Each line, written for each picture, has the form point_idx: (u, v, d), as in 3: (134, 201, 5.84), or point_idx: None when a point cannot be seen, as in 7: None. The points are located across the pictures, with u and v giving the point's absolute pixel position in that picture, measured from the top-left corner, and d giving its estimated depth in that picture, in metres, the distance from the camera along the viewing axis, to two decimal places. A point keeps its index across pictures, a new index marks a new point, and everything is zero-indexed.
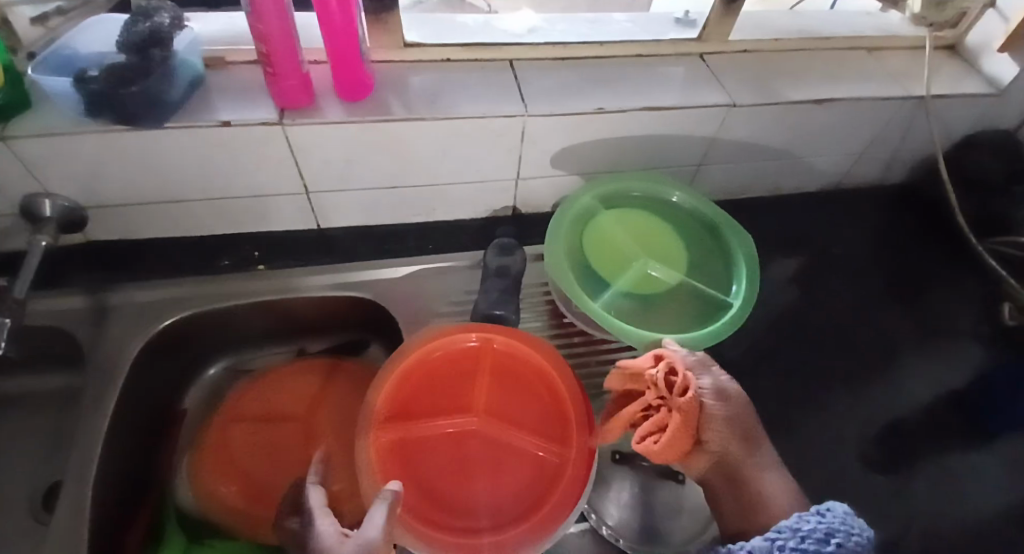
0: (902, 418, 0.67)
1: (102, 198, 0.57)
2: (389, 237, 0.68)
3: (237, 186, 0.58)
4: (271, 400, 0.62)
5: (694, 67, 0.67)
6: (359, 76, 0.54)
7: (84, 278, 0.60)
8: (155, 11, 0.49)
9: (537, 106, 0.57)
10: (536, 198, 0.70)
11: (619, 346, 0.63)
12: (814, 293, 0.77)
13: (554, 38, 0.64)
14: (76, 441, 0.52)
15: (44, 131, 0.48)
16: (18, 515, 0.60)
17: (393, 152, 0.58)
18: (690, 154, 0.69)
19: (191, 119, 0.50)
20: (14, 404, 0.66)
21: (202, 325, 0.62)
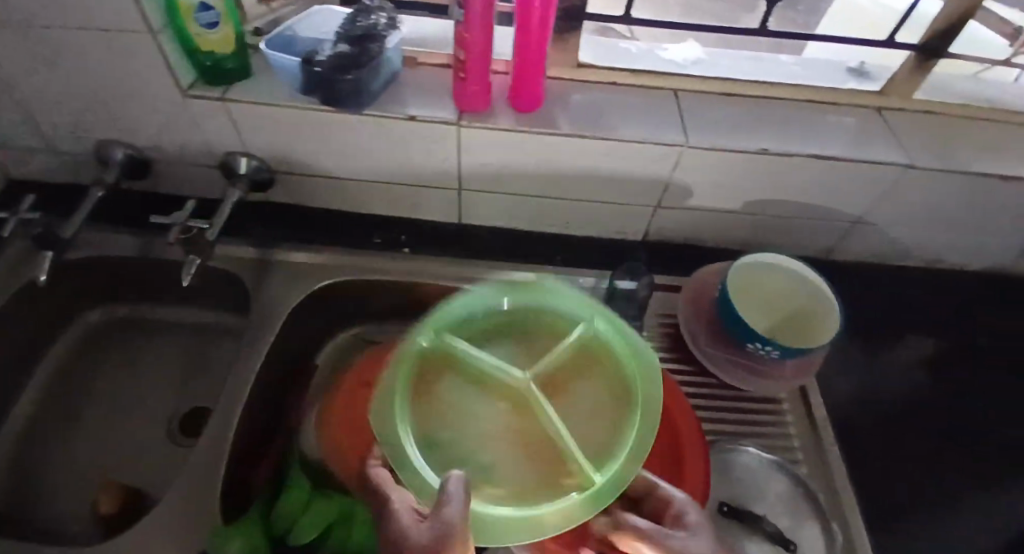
0: None
1: (288, 166, 0.63)
2: (519, 242, 0.71)
3: (399, 172, 0.63)
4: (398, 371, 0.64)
5: (869, 121, 0.64)
6: (536, 90, 0.56)
7: (258, 233, 0.68)
8: (373, 11, 0.56)
9: (698, 138, 0.57)
10: (672, 229, 0.69)
11: (751, 397, 0.59)
12: (963, 375, 0.68)
13: (721, 73, 0.63)
14: (232, 376, 0.58)
15: (266, 101, 0.55)
16: (159, 429, 0.68)
17: (547, 164, 0.60)
18: (846, 209, 0.65)
19: (384, 110, 0.56)
20: (173, 330, 0.75)
21: (345, 293, 0.67)
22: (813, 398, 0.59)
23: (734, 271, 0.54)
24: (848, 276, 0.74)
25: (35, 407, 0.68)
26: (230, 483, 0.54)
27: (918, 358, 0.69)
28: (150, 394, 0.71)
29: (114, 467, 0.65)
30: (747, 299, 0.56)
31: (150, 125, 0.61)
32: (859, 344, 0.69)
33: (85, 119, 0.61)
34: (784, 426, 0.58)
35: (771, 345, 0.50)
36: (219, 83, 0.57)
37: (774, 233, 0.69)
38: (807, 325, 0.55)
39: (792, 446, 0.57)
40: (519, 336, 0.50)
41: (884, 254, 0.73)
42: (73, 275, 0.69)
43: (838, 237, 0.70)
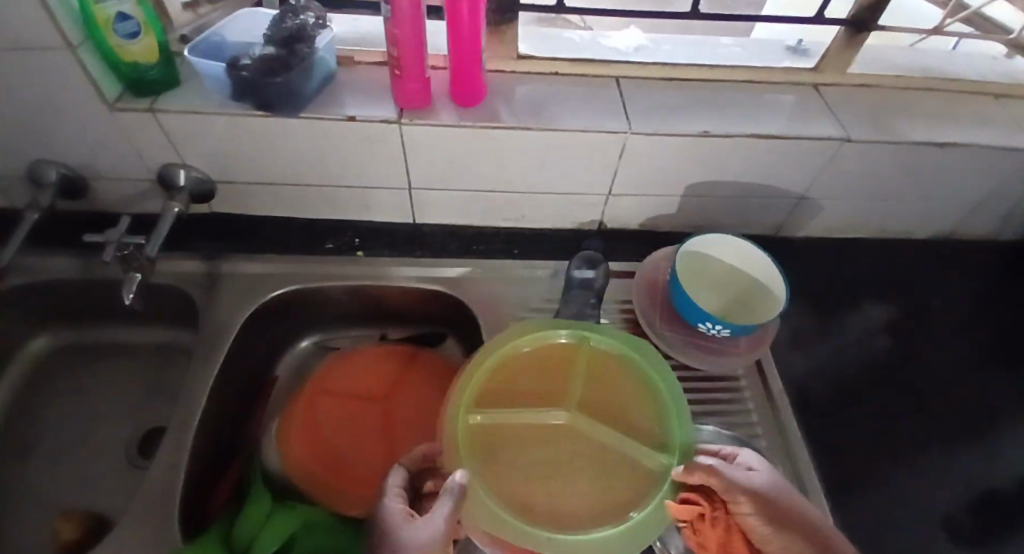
0: (995, 490, 0.58)
1: (230, 176, 0.62)
2: (475, 238, 0.70)
3: (346, 175, 0.62)
4: (356, 380, 0.63)
5: (807, 97, 0.65)
6: (475, 83, 0.56)
7: (205, 246, 0.66)
8: (302, 11, 0.55)
9: (640, 123, 0.57)
10: (626, 216, 0.69)
11: (713, 376, 0.60)
12: (914, 340, 0.70)
13: (662, 58, 0.64)
14: (185, 394, 0.56)
15: (196, 110, 0.54)
16: (115, 456, 0.66)
17: (493, 158, 0.60)
18: (791, 186, 0.66)
19: (321, 112, 0.55)
20: (125, 352, 0.73)
21: (302, 301, 0.66)
22: (770, 373, 0.60)
23: (681, 255, 0.55)
24: (800, 252, 0.75)
25: None
26: (188, 504, 0.52)
27: (871, 326, 0.71)
28: (105, 420, 0.69)
29: (68, 498, 0.63)
30: (697, 279, 0.57)
31: (79, 142, 0.58)
32: (813, 317, 0.70)
33: (9, 140, 0.58)
34: (743, 401, 0.59)
35: (722, 324, 0.50)
36: (147, 94, 0.55)
37: (725, 214, 0.70)
38: (758, 301, 0.55)
39: (752, 421, 0.57)
40: (530, 367, 0.52)
41: (833, 227, 0.74)
42: (13, 303, 0.66)
43: (788, 214, 0.71)
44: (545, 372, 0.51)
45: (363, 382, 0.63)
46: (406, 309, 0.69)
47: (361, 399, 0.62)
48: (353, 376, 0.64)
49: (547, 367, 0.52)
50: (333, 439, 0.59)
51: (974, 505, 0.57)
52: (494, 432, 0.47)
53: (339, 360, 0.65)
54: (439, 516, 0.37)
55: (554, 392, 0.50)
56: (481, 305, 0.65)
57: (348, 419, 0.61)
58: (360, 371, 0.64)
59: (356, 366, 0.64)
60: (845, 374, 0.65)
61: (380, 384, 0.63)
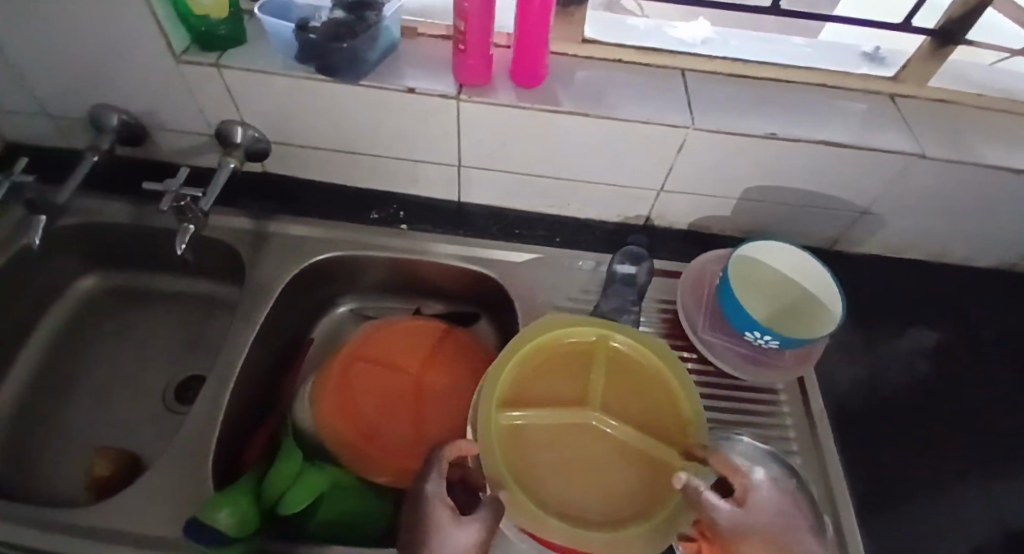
0: None
1: (284, 137, 0.62)
2: (518, 222, 0.69)
3: (398, 147, 0.62)
4: (388, 351, 0.64)
5: (879, 107, 0.62)
6: (538, 65, 0.55)
7: (255, 205, 0.67)
8: None
9: (703, 119, 0.55)
10: (674, 214, 0.67)
11: (753, 386, 0.58)
12: (969, 371, 0.67)
13: (731, 53, 0.62)
14: (226, 347, 0.58)
15: (259, 68, 0.54)
16: (153, 399, 0.68)
17: (547, 143, 0.59)
18: (853, 198, 0.63)
19: (382, 82, 0.54)
20: (168, 300, 0.75)
21: (343, 268, 0.67)
22: (811, 390, 0.59)
23: (736, 259, 0.54)
24: (853, 268, 0.73)
25: (32, 371, 0.68)
26: (222, 454, 0.54)
27: (920, 352, 0.67)
28: (146, 363, 0.71)
29: (107, 434, 0.65)
30: (748, 286, 0.55)
31: (143, 91, 0.60)
32: (861, 337, 0.68)
33: (78, 83, 0.60)
34: (781, 416, 0.57)
35: (771, 335, 0.49)
36: (213, 50, 0.56)
37: (778, 222, 0.68)
38: (808, 314, 0.54)
39: (789, 437, 0.56)
40: (559, 363, 0.51)
41: (891, 246, 0.71)
42: (69, 242, 0.69)
43: (845, 228, 0.69)
44: (571, 370, 0.51)
45: (395, 353, 0.64)
46: (444, 286, 0.69)
47: (393, 370, 0.62)
48: (386, 347, 0.64)
49: (574, 366, 0.51)
50: (365, 405, 0.60)
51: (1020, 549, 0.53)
52: (518, 431, 0.47)
53: (374, 330, 0.66)
54: (472, 528, 0.40)
55: (580, 392, 0.50)
56: (520, 290, 0.64)
57: (378, 388, 0.61)
58: (393, 342, 0.65)
59: (388, 338, 0.65)
60: (888, 398, 0.63)
61: (411, 357, 0.63)
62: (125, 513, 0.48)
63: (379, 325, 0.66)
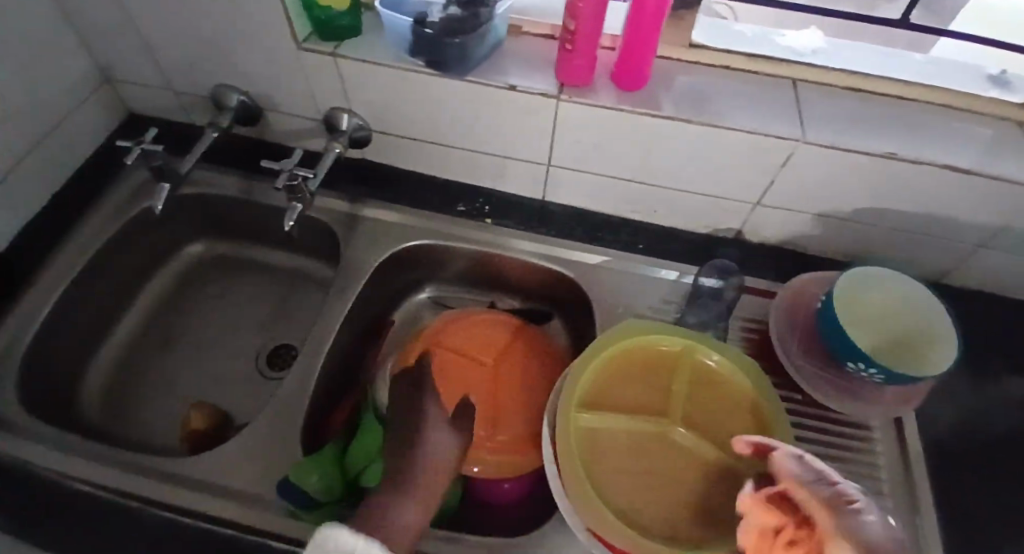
0: None
1: (386, 126, 0.65)
2: (602, 225, 0.69)
3: (493, 143, 0.63)
4: (466, 340, 0.65)
5: (1014, 133, 0.57)
6: (643, 69, 0.54)
7: (351, 188, 0.71)
8: None
9: (815, 134, 0.53)
10: (767, 229, 0.65)
11: (844, 419, 0.55)
12: None
13: (849, 66, 0.58)
14: (318, 321, 0.61)
15: (373, 59, 0.57)
16: (244, 363, 0.73)
17: (644, 148, 0.58)
18: (974, 229, 0.58)
19: (486, 78, 0.56)
20: (262, 271, 0.80)
21: (429, 256, 0.69)
22: (909, 432, 0.55)
23: (842, 283, 0.51)
24: (962, 305, 0.67)
25: (143, 323, 0.75)
26: (310, 421, 0.57)
27: None
28: (239, 328, 0.77)
29: (202, 389, 0.71)
30: (851, 313, 0.52)
31: (263, 74, 0.64)
32: (967, 379, 0.62)
33: (209, 65, 0.65)
34: (873, 454, 0.54)
35: (876, 368, 0.46)
36: (331, 39, 0.59)
37: (882, 247, 0.64)
38: (916, 350, 0.50)
39: (879, 477, 0.53)
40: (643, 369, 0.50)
41: (1009, 284, 0.65)
42: (183, 209, 0.75)
43: (958, 260, 0.63)
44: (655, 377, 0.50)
45: (473, 343, 0.65)
46: (523, 283, 0.70)
47: (470, 359, 0.63)
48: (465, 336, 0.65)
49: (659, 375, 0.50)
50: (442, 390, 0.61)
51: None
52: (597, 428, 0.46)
53: (454, 320, 0.67)
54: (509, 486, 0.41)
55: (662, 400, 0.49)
56: (600, 293, 0.64)
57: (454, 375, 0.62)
58: (472, 333, 0.66)
59: (468, 327, 0.66)
60: None
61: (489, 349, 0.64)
62: (223, 465, 0.52)
63: (458, 315, 0.68)
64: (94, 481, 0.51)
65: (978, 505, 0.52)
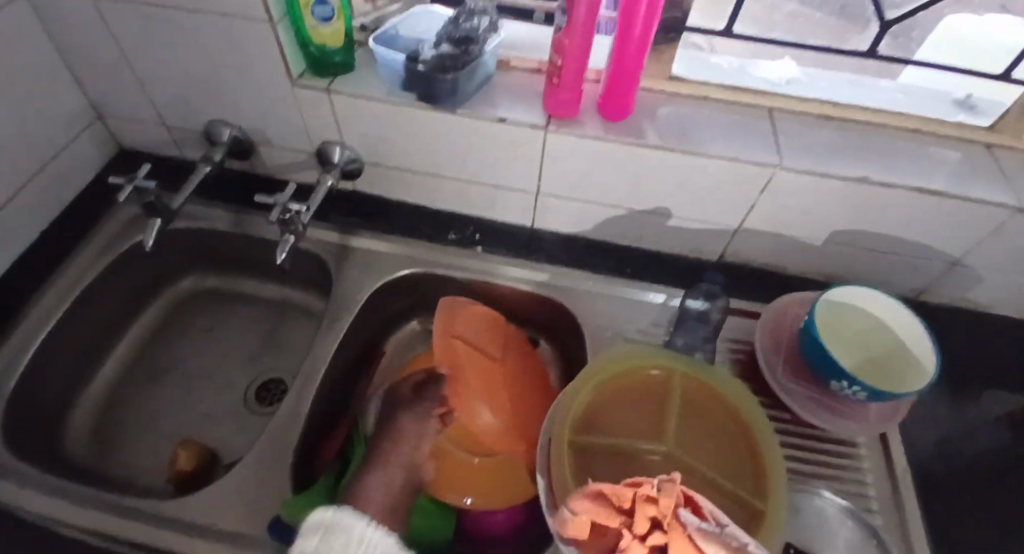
0: None
1: (376, 157, 0.66)
2: (591, 251, 0.70)
3: (482, 173, 0.64)
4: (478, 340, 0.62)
5: (980, 157, 0.60)
6: (627, 100, 0.56)
7: (341, 220, 0.71)
8: (478, 13, 0.57)
9: (791, 160, 0.55)
10: (750, 252, 0.67)
11: (832, 438, 0.56)
12: None
13: (821, 95, 0.61)
14: (309, 353, 0.61)
15: (365, 94, 0.58)
16: (232, 397, 0.73)
17: (628, 176, 0.60)
18: (947, 248, 0.60)
19: (477, 111, 0.57)
20: (251, 303, 0.80)
21: (418, 284, 0.70)
22: (894, 447, 0.55)
23: (823, 303, 0.53)
24: (940, 322, 0.69)
25: (129, 359, 0.74)
26: (300, 456, 0.56)
27: (1013, 422, 0.62)
28: (227, 361, 0.76)
29: (188, 424, 0.70)
30: (831, 332, 0.54)
31: (256, 109, 0.65)
32: (947, 395, 0.64)
33: (202, 101, 0.66)
34: (861, 471, 0.54)
35: (859, 385, 0.47)
36: (325, 76, 0.60)
37: (861, 267, 0.66)
38: (894, 369, 0.52)
39: (867, 494, 0.53)
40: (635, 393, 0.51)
41: (986, 301, 0.67)
42: (174, 243, 0.75)
43: (933, 279, 0.66)
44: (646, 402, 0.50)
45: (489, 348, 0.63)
46: (513, 309, 0.71)
47: (484, 356, 0.62)
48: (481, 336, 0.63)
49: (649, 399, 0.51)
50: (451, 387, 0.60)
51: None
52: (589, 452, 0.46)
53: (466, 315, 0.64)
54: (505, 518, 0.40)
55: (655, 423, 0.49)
56: (589, 318, 0.65)
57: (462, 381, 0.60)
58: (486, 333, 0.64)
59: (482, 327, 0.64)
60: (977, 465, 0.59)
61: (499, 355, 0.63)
62: (211, 502, 0.51)
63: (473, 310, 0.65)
64: (77, 523, 0.50)
65: (962, 520, 0.53)
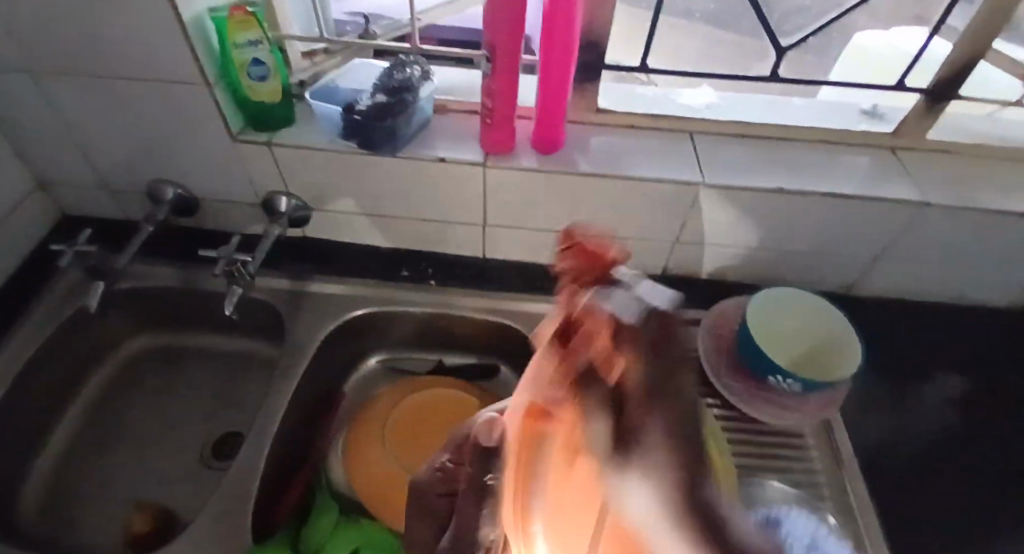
0: None
1: (323, 203, 0.68)
2: (542, 276, 0.73)
3: (429, 210, 0.66)
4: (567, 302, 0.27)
5: (883, 159, 0.66)
6: (557, 133, 0.60)
7: (293, 266, 0.72)
8: (409, 64, 0.61)
9: (712, 177, 0.59)
10: (691, 264, 0.70)
11: (781, 432, 0.59)
12: (998, 416, 0.66)
13: (736, 116, 0.66)
14: (265, 403, 0.60)
15: (305, 144, 0.60)
16: (190, 457, 0.71)
17: (567, 202, 0.63)
18: (865, 245, 0.65)
19: (416, 153, 0.60)
20: (205, 359, 0.79)
21: (374, 323, 0.70)
22: (837, 434, 0.58)
23: (755, 307, 0.56)
24: (872, 313, 0.74)
25: (78, 428, 0.71)
26: (257, 513, 0.55)
27: (947, 401, 0.67)
28: (183, 420, 0.74)
29: (144, 491, 0.67)
30: (768, 335, 0.57)
31: (199, 166, 0.66)
32: (885, 382, 0.68)
33: (143, 161, 0.67)
34: (809, 461, 0.57)
35: (792, 381, 0.51)
36: (265, 129, 0.62)
37: (792, 270, 0.70)
38: (826, 366, 0.56)
39: (816, 482, 0.56)
40: None
41: (909, 290, 0.72)
42: (121, 305, 0.74)
43: (860, 274, 0.70)
44: None
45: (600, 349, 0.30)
46: (471, 339, 0.72)
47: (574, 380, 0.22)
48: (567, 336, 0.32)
49: None
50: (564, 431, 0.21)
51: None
52: None
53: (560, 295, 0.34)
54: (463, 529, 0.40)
55: None
56: None
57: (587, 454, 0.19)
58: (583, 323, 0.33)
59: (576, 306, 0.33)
60: (917, 444, 0.63)
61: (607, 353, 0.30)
62: None
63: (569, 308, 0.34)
64: None
65: None
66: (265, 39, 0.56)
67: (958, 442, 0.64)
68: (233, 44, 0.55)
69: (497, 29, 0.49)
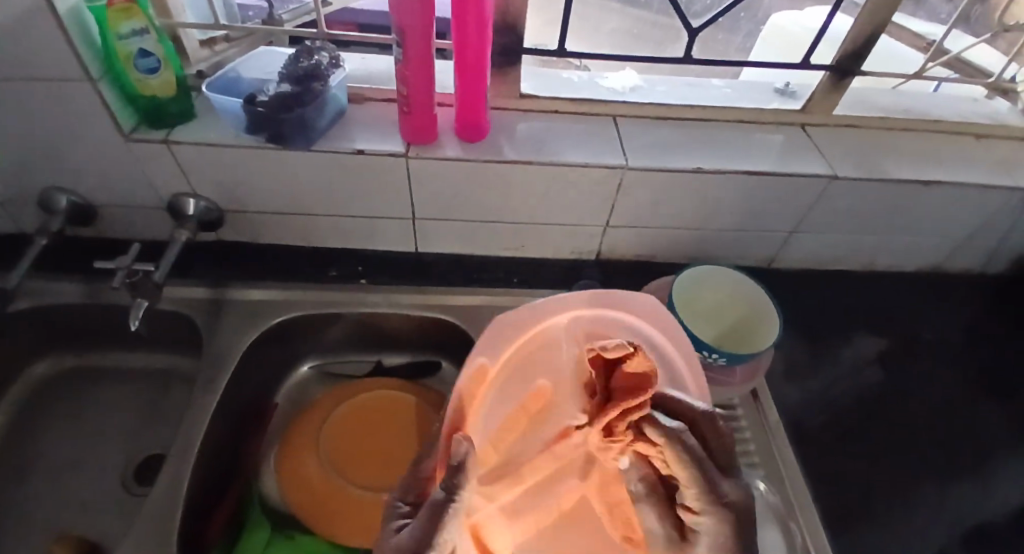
0: (988, 520, 0.59)
1: (237, 204, 0.64)
2: (477, 266, 0.72)
3: (355, 207, 0.64)
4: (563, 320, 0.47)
5: (796, 136, 0.68)
6: (480, 121, 0.58)
7: (212, 273, 0.68)
8: (317, 51, 0.59)
9: (635, 160, 0.60)
10: (623, 246, 0.71)
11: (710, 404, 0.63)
12: (909, 370, 0.72)
13: (655, 98, 0.67)
14: (185, 421, 0.57)
15: (210, 142, 0.56)
16: (110, 485, 0.65)
17: (498, 191, 0.62)
18: (784, 220, 0.68)
19: (333, 144, 0.57)
20: (123, 376, 0.73)
21: (306, 326, 0.68)
22: (764, 403, 0.63)
23: (680, 283, 0.58)
24: (792, 283, 0.77)
25: None
26: (186, 537, 0.52)
27: (861, 361, 0.71)
28: (98, 445, 0.68)
29: (58, 528, 0.62)
30: (691, 311, 0.60)
31: (91, 170, 0.60)
32: (809, 347, 0.71)
33: (20, 167, 0.60)
34: (742, 431, 0.61)
35: (720, 351, 0.52)
36: (163, 127, 0.57)
37: (718, 247, 0.72)
38: (745, 337, 0.60)
39: (748, 449, 0.60)
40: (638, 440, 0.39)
41: (826, 259, 0.76)
42: (15, 327, 0.66)
43: (779, 247, 0.73)
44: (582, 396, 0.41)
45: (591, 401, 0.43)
46: (409, 335, 0.71)
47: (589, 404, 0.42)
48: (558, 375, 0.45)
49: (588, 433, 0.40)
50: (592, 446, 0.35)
51: (975, 537, 0.57)
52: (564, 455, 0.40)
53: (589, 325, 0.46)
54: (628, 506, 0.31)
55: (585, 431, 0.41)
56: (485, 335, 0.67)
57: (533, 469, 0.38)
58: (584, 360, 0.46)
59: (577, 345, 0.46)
60: (838, 404, 0.67)
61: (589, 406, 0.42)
62: None
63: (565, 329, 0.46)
64: None
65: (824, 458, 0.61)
66: (152, 27, 0.50)
67: (873, 398, 0.68)
68: (115, 35, 0.49)
69: (406, 14, 0.47)
